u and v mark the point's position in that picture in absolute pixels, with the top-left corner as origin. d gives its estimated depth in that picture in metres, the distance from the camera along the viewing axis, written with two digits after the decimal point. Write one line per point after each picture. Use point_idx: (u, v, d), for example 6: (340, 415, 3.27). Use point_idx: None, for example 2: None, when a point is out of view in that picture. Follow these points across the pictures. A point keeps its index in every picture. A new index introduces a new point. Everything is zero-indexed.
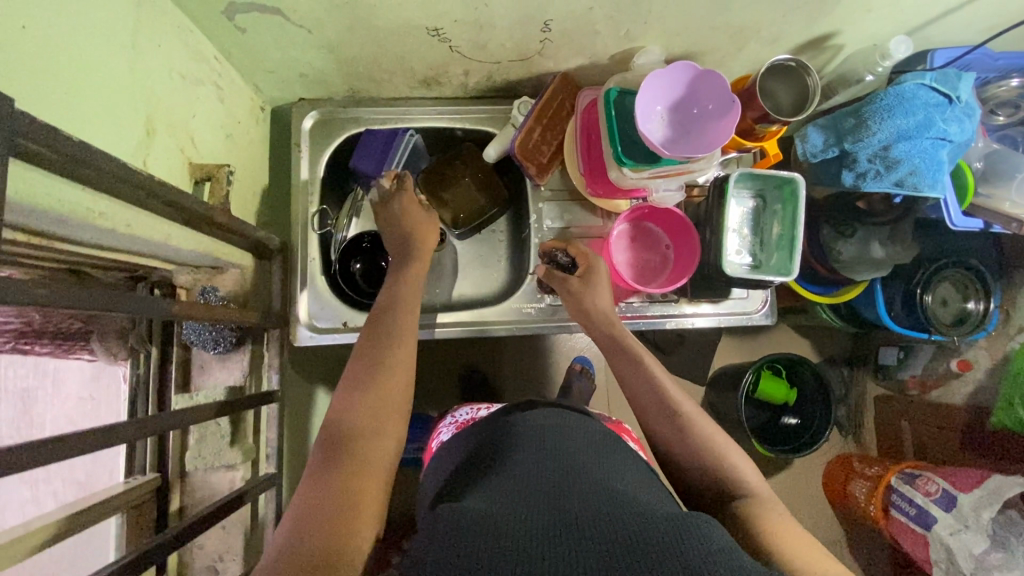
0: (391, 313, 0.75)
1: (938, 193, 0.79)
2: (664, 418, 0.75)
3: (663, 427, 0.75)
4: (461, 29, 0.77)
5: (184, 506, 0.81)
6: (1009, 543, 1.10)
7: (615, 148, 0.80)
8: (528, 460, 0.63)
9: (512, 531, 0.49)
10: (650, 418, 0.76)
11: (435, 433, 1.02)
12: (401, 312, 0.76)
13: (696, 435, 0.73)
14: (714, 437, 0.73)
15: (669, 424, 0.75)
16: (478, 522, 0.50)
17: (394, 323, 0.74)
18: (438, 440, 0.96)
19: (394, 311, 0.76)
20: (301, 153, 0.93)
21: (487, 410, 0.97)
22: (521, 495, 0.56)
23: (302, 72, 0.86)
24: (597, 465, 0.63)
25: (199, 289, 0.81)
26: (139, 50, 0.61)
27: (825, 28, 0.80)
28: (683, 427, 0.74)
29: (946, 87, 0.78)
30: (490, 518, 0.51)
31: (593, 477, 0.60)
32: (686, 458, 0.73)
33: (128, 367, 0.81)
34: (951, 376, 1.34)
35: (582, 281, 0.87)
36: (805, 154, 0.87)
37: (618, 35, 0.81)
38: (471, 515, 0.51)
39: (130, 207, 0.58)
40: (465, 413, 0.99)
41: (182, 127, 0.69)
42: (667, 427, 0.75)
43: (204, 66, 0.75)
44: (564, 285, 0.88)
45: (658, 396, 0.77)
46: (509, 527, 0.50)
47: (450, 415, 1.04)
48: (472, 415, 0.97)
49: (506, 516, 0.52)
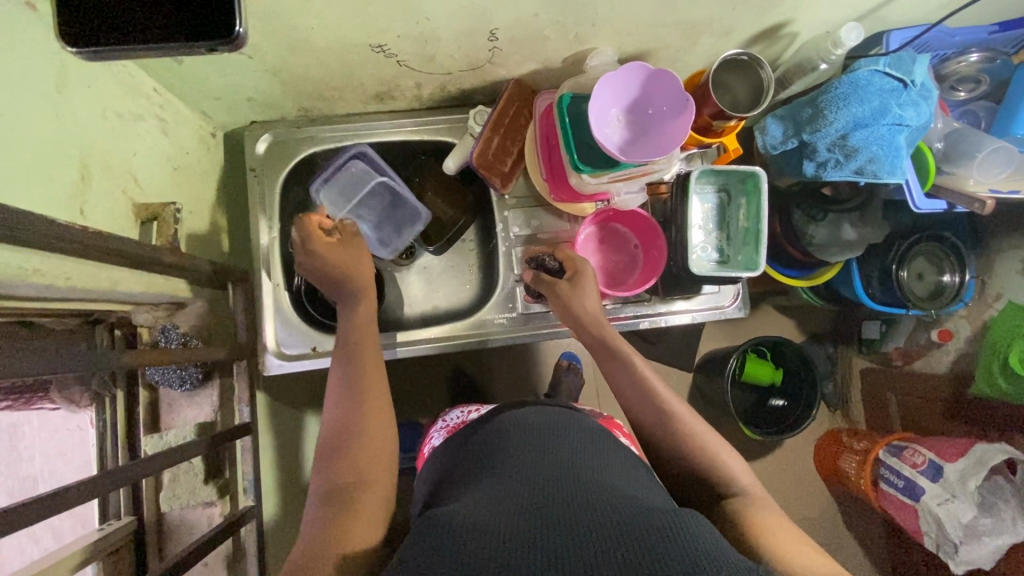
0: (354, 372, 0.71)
1: (899, 179, 0.79)
2: (652, 409, 0.75)
3: (650, 422, 0.75)
4: (405, 44, 0.75)
5: (164, 546, 0.80)
6: (996, 508, 1.12)
7: (572, 155, 0.80)
8: (517, 460, 0.62)
9: (494, 536, 0.48)
10: (638, 412, 0.76)
11: (427, 437, 1.00)
12: (367, 369, 0.71)
13: (681, 430, 0.73)
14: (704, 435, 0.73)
15: (655, 419, 0.74)
16: (460, 532, 0.49)
17: (355, 383, 0.70)
18: (430, 445, 0.94)
19: (358, 370, 0.71)
20: (256, 178, 0.91)
21: (478, 412, 0.94)
22: (506, 497, 0.55)
23: (249, 96, 0.84)
24: (586, 461, 0.63)
25: (160, 330, 0.80)
26: (65, 94, 0.59)
27: (775, 18, 0.79)
28: (671, 427, 0.73)
29: (900, 71, 0.77)
30: (473, 524, 0.50)
31: (580, 474, 0.59)
32: (675, 455, 0.73)
33: (93, 414, 0.78)
34: (933, 346, 1.36)
35: (570, 284, 0.84)
36: (766, 146, 0.86)
37: (568, 38, 0.80)
38: (452, 524, 0.50)
39: (66, 258, 0.56)
40: (455, 416, 0.97)
41: (121, 167, 0.67)
42: (657, 425, 0.74)
43: (143, 102, 0.72)
44: (552, 288, 0.85)
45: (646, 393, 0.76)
46: (496, 529, 0.49)
47: (441, 418, 1.02)
48: (462, 418, 0.95)
49: (493, 517, 0.51)
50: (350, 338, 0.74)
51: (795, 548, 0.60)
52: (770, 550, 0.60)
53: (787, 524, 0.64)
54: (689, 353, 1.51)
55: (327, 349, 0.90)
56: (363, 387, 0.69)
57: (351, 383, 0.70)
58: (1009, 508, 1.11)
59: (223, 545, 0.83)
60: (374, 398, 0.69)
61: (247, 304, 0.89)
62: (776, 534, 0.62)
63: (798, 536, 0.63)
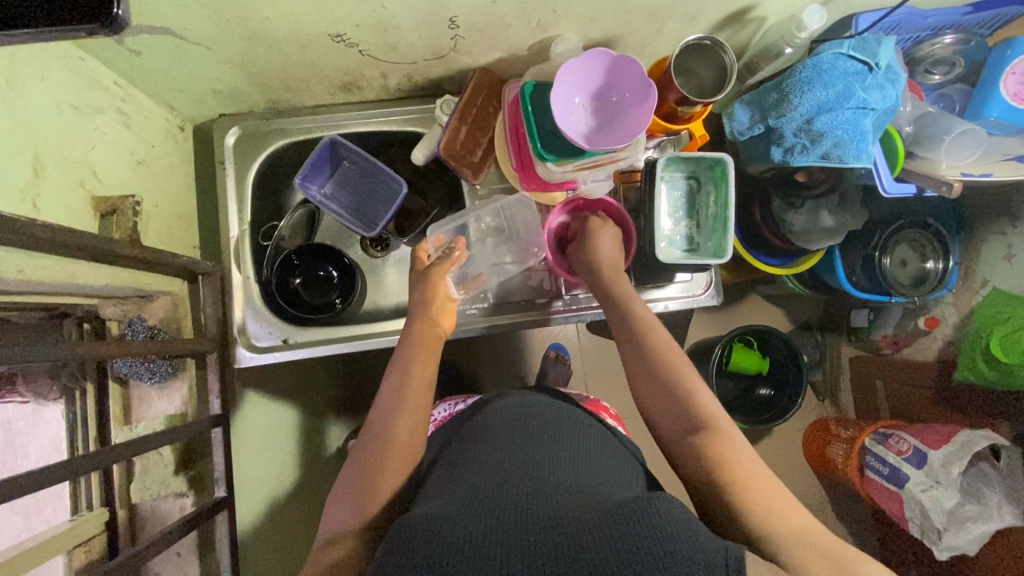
0: (384, 428, 0.68)
1: (865, 164, 0.78)
2: (640, 359, 0.71)
3: (637, 371, 0.71)
4: (365, 33, 0.75)
5: (137, 535, 0.81)
6: (982, 494, 1.12)
7: (535, 144, 0.80)
8: (495, 454, 0.63)
9: (463, 543, 0.48)
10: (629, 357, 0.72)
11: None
12: (402, 425, 0.68)
13: (667, 378, 0.68)
14: (689, 378, 0.68)
15: (643, 368, 0.70)
16: (428, 537, 0.48)
17: (383, 434, 0.67)
18: None
19: (393, 422, 0.68)
20: (225, 171, 0.92)
21: (464, 405, 0.94)
22: (479, 496, 0.55)
23: (214, 88, 0.84)
24: (565, 455, 0.63)
25: (127, 322, 0.80)
26: (17, 88, 0.59)
27: (740, 2, 0.78)
28: (654, 374, 0.69)
29: (865, 54, 0.77)
30: (441, 527, 0.49)
31: (557, 470, 0.59)
32: (653, 395, 0.68)
33: (62, 408, 0.78)
34: (921, 333, 1.35)
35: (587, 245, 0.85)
36: (733, 132, 0.86)
37: (531, 25, 0.79)
38: (422, 527, 0.50)
39: (18, 252, 0.57)
40: (443, 411, 0.96)
41: (77, 161, 0.67)
42: (645, 379, 0.69)
43: (102, 95, 0.73)
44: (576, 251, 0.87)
45: (643, 344, 0.72)
46: (467, 529, 0.49)
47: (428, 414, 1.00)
48: (450, 411, 0.95)
49: (465, 515, 0.51)
50: (398, 385, 0.71)
51: (773, 492, 0.57)
52: (747, 507, 0.55)
53: (762, 471, 0.59)
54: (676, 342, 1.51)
55: (299, 341, 0.91)
56: (388, 441, 0.66)
57: (378, 433, 0.67)
58: (994, 492, 1.11)
59: (195, 534, 0.84)
60: (398, 455, 0.66)
61: (242, 289, 0.91)
62: (755, 478, 0.58)
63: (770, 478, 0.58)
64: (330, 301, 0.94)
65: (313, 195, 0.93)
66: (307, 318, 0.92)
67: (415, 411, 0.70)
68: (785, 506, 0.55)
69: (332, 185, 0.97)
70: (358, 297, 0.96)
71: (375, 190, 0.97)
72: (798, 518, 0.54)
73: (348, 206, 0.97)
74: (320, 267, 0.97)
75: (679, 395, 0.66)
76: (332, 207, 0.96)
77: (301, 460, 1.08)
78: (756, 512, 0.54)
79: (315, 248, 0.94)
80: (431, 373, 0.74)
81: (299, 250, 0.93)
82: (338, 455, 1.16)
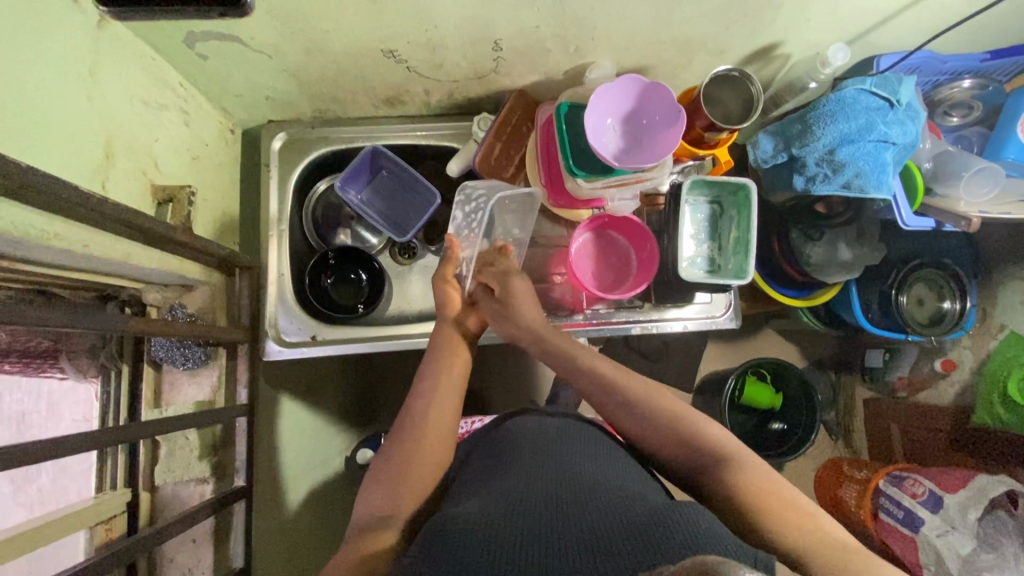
0: (416, 427, 0.71)
1: (885, 194, 0.81)
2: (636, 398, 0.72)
3: (633, 422, 0.71)
4: (415, 50, 0.80)
5: (154, 517, 0.83)
6: (998, 543, 1.08)
7: (567, 160, 0.84)
8: (522, 466, 0.64)
9: (495, 537, 0.49)
10: (614, 414, 0.73)
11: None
12: (433, 418, 0.72)
13: (664, 418, 0.70)
14: (694, 417, 0.69)
15: (634, 415, 0.71)
16: (460, 537, 0.50)
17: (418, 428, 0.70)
18: None
19: (425, 415, 0.72)
20: (270, 172, 0.96)
21: (481, 423, 0.94)
22: (509, 496, 0.57)
23: (268, 95, 0.90)
24: (591, 463, 0.65)
25: (168, 308, 0.83)
26: (97, 80, 0.65)
27: (769, 39, 0.84)
28: (657, 416, 0.70)
29: (887, 91, 0.81)
30: (475, 525, 0.51)
31: (585, 475, 0.61)
32: (657, 434, 0.70)
33: (98, 385, 0.82)
34: (937, 376, 1.32)
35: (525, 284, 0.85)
36: (757, 160, 0.90)
37: (569, 51, 0.84)
38: (457, 526, 0.52)
39: (84, 227, 0.61)
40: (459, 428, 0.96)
41: (143, 150, 0.73)
42: (648, 421, 0.70)
43: (168, 93, 0.78)
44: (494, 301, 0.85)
45: (629, 395, 0.73)
46: (498, 532, 0.50)
47: None
48: (466, 430, 0.95)
49: (495, 519, 0.52)
50: (430, 388, 0.75)
51: (799, 505, 0.59)
52: (775, 522, 0.57)
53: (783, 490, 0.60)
54: (690, 371, 1.51)
55: (326, 337, 0.94)
56: (421, 433, 0.70)
57: (413, 423, 0.72)
58: (1011, 543, 1.07)
59: (212, 521, 0.85)
60: (431, 439, 0.70)
61: (273, 287, 0.95)
62: (780, 494, 0.60)
63: (792, 492, 0.61)
64: (357, 304, 0.98)
65: (350, 199, 0.97)
66: (336, 317, 0.95)
67: (447, 409, 0.73)
68: (811, 516, 0.57)
69: (368, 192, 1.01)
70: (382, 303, 1.00)
71: (408, 199, 1.02)
72: (825, 525, 0.57)
73: (382, 212, 1.02)
74: (350, 271, 1.01)
75: (688, 436, 0.68)
76: (369, 210, 1.00)
77: (312, 468, 1.07)
78: (787, 526, 0.57)
79: (351, 249, 0.98)
80: (460, 375, 0.78)
81: (336, 251, 0.98)
82: (347, 465, 1.16)
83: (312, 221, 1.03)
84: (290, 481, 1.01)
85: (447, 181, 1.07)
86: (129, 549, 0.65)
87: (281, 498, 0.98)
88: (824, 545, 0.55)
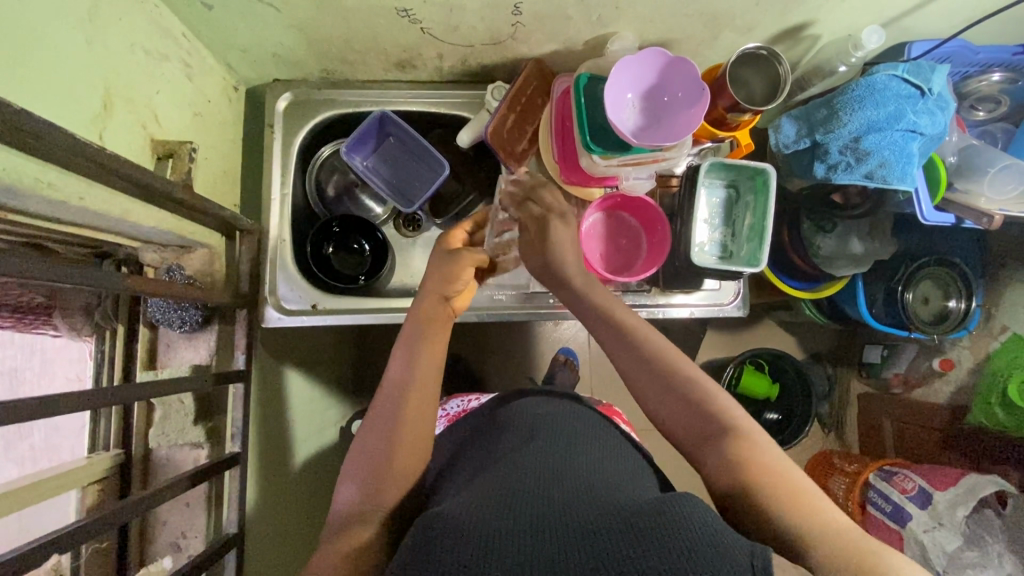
0: (395, 409, 0.67)
1: (908, 186, 0.79)
2: (640, 363, 0.68)
3: (641, 377, 0.68)
4: (430, 11, 0.76)
5: (150, 478, 0.83)
6: (983, 542, 1.08)
7: (585, 136, 0.81)
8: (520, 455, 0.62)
9: (488, 532, 0.49)
10: (628, 370, 0.69)
11: None
12: (411, 401, 0.67)
13: (682, 381, 0.66)
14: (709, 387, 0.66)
15: (642, 368, 0.68)
16: (455, 536, 0.48)
17: (400, 411, 0.66)
18: None
19: (401, 398, 0.67)
20: (274, 133, 0.93)
21: (478, 401, 0.93)
22: (500, 495, 0.55)
23: (274, 51, 0.86)
24: (583, 463, 0.61)
25: (165, 268, 0.80)
26: (96, 25, 0.61)
27: (800, 18, 0.81)
28: (664, 378, 0.67)
29: (918, 79, 0.79)
30: (462, 530, 0.49)
31: (578, 475, 0.59)
32: (670, 404, 0.65)
33: (93, 344, 0.81)
34: (934, 375, 1.29)
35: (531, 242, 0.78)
36: (778, 145, 0.88)
37: (591, 21, 0.81)
38: (448, 525, 0.50)
39: (83, 180, 0.59)
40: (456, 405, 0.95)
41: (141, 102, 0.69)
42: (650, 382, 0.67)
43: (172, 44, 0.75)
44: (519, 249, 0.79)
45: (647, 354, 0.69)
46: (494, 529, 0.49)
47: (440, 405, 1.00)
48: (462, 408, 0.93)
49: (486, 516, 0.51)
50: (405, 362, 0.70)
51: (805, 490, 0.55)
52: (777, 506, 0.53)
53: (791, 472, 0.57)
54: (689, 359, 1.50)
55: (326, 307, 0.92)
56: (397, 417, 0.66)
57: (395, 398, 0.68)
58: (996, 543, 1.07)
59: (205, 487, 0.85)
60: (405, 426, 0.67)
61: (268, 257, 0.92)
62: (791, 479, 0.56)
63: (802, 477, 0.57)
64: (356, 276, 0.96)
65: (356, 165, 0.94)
66: (338, 287, 0.93)
67: (426, 382, 0.69)
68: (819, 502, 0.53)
69: (374, 160, 0.98)
70: (382, 276, 0.98)
71: (415, 168, 0.98)
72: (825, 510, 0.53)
73: (386, 180, 0.98)
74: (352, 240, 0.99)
75: (698, 406, 0.64)
76: (376, 180, 0.97)
77: (307, 438, 1.06)
78: (792, 512, 0.53)
79: (354, 215, 0.96)
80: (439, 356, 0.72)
81: (341, 218, 0.96)
82: (341, 436, 1.15)
83: (319, 185, 1.01)
84: (283, 450, 0.99)
85: (456, 152, 1.04)
86: (120, 513, 0.63)
87: (275, 467, 0.96)
88: (829, 536, 0.50)
